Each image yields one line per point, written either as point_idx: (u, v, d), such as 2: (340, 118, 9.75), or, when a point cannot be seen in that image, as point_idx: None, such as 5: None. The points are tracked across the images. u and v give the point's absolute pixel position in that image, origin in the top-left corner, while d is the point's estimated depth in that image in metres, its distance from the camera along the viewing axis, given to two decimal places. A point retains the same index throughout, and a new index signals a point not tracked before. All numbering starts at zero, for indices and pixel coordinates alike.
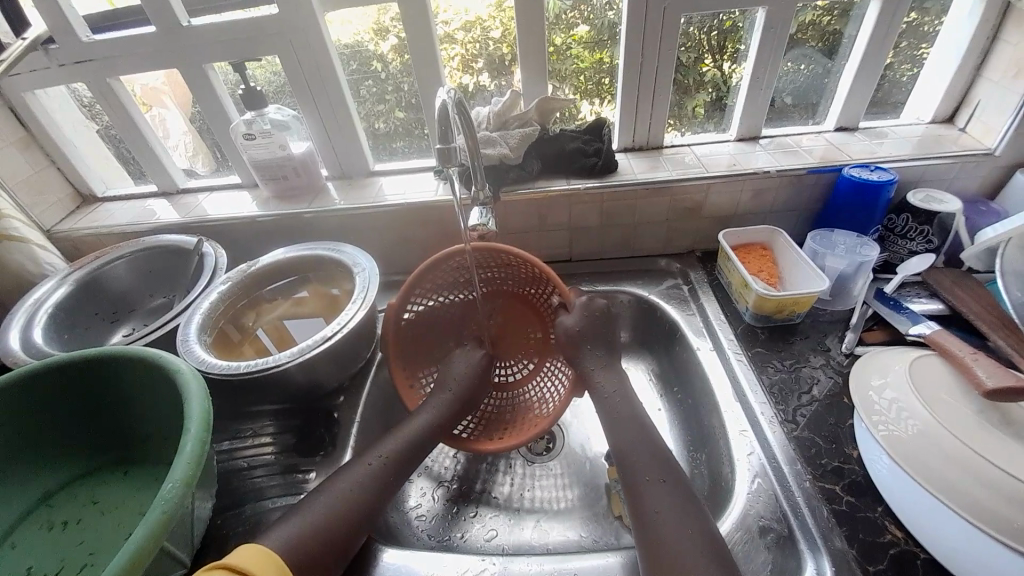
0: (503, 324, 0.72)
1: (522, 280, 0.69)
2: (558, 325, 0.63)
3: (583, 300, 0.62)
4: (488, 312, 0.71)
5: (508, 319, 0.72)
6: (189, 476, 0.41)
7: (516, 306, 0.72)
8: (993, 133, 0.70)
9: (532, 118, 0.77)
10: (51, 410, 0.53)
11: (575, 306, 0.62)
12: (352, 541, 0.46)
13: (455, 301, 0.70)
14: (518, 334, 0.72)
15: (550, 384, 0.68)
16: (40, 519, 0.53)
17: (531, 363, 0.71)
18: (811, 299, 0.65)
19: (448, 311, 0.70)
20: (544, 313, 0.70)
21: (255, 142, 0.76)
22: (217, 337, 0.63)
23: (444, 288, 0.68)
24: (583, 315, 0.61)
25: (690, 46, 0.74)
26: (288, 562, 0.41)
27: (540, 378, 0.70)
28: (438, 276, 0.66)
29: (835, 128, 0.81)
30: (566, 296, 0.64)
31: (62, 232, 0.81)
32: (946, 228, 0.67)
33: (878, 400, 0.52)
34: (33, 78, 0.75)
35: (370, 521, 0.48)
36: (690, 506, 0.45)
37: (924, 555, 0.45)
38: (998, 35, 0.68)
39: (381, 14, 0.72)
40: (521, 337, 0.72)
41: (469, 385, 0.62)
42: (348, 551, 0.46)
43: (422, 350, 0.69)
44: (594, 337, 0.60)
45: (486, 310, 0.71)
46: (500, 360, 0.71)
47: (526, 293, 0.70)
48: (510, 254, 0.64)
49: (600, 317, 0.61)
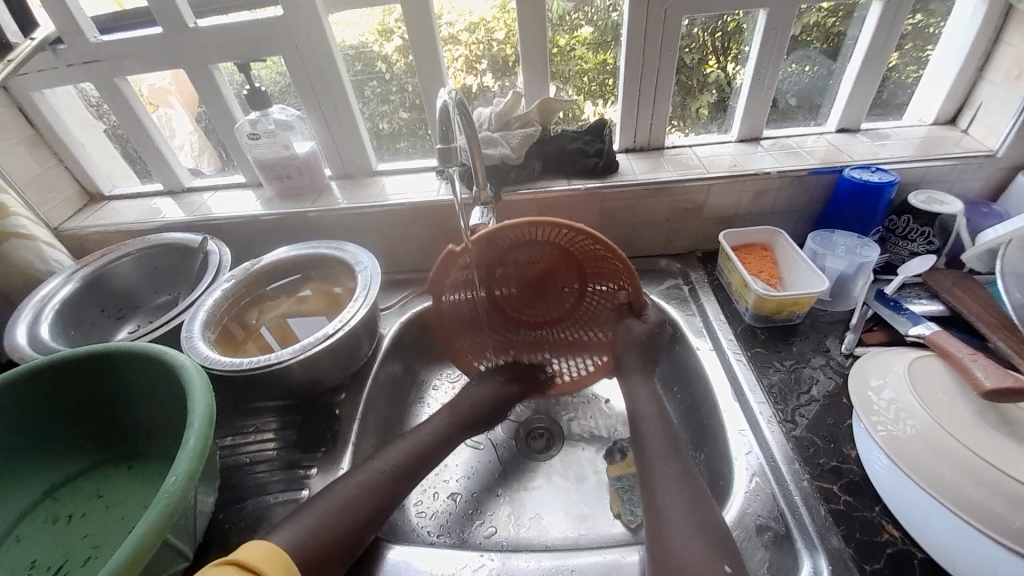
0: (545, 288, 0.69)
1: (577, 257, 0.66)
2: (624, 325, 0.65)
3: (657, 316, 0.65)
4: (530, 258, 0.66)
5: (552, 284, 0.69)
6: (191, 470, 0.41)
7: (565, 275, 0.68)
8: (995, 134, 0.70)
9: (533, 119, 0.77)
10: (57, 405, 0.54)
11: (649, 317, 0.64)
12: (361, 540, 0.48)
13: (500, 275, 0.67)
14: (556, 300, 0.71)
15: (580, 344, 0.72)
16: (45, 512, 0.54)
17: (566, 332, 0.72)
18: (811, 299, 0.65)
19: (491, 282, 0.68)
20: (591, 273, 0.67)
21: (260, 142, 0.77)
22: (222, 334, 0.63)
23: (491, 263, 0.65)
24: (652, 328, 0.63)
25: (693, 47, 0.75)
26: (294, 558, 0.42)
27: (561, 335, 0.72)
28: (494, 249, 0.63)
29: (836, 129, 0.81)
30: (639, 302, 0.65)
31: (69, 230, 0.82)
32: (947, 229, 0.67)
33: (877, 401, 0.52)
34: (41, 77, 0.76)
35: (379, 522, 0.49)
36: (686, 510, 0.45)
37: (921, 555, 0.45)
38: (1001, 37, 0.68)
39: (386, 15, 0.73)
40: (554, 285, 0.69)
41: (478, 412, 0.64)
42: (354, 552, 0.47)
43: (459, 314, 0.70)
44: (650, 352, 0.63)
45: (521, 263, 0.66)
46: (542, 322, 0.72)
47: (574, 254, 0.65)
48: (595, 239, 0.59)
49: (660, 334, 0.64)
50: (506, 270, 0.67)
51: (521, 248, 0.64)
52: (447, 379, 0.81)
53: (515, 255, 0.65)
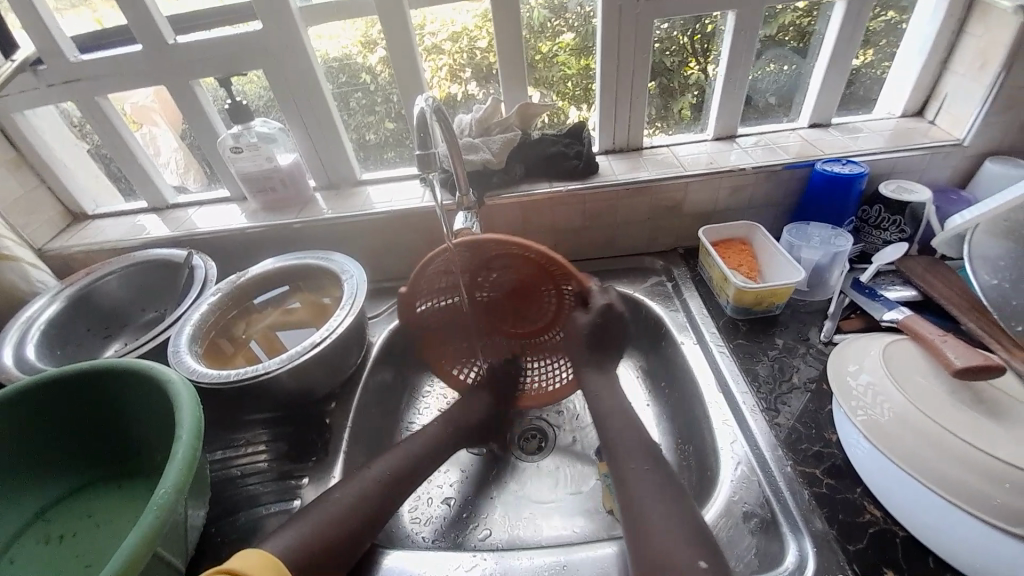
0: (521, 296, 0.68)
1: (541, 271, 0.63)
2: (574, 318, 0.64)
3: (603, 301, 0.62)
4: (505, 269, 0.64)
5: (527, 292, 0.68)
6: (181, 482, 0.42)
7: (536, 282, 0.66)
8: (962, 123, 0.72)
9: (514, 124, 0.78)
10: (46, 425, 0.54)
11: (595, 305, 0.62)
12: (360, 543, 0.48)
13: (473, 287, 0.67)
14: (532, 307, 0.69)
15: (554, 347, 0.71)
16: (37, 532, 0.53)
17: (544, 339, 0.71)
18: (788, 291, 0.66)
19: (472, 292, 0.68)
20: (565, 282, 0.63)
21: (242, 155, 0.77)
22: (209, 348, 0.63)
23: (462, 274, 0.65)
24: (596, 320, 0.61)
25: (672, 50, 0.77)
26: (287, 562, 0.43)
27: (538, 340, 0.72)
28: (461, 260, 0.63)
29: (809, 124, 0.83)
30: (588, 290, 0.63)
31: (53, 250, 0.82)
32: (918, 217, 0.68)
33: (855, 385, 0.53)
34: (23, 99, 0.76)
35: (375, 525, 0.50)
36: (672, 501, 0.46)
37: (902, 533, 0.46)
38: (963, 29, 0.71)
39: (368, 27, 0.74)
40: (535, 289, 0.67)
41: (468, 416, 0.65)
42: (349, 558, 0.47)
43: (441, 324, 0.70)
44: (603, 340, 0.62)
45: (496, 274, 0.65)
46: (524, 327, 0.71)
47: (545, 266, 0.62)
48: (542, 253, 0.58)
49: (616, 325, 0.62)
50: (479, 282, 0.66)
51: (497, 259, 0.63)
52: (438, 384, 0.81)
53: (485, 265, 0.64)
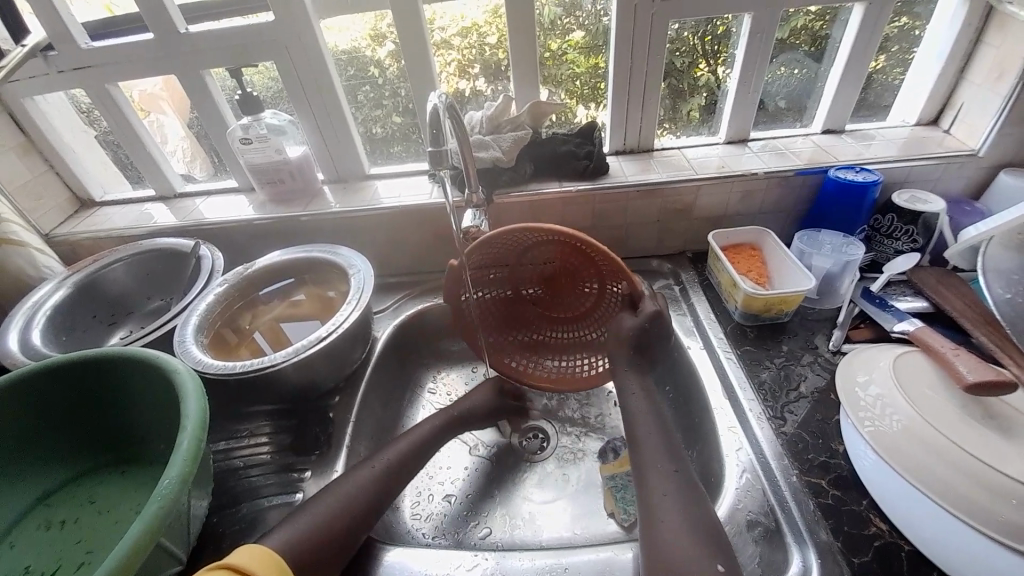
0: (559, 284, 0.69)
1: (580, 259, 0.64)
2: (619, 319, 0.62)
3: (653, 307, 0.59)
4: (542, 257, 0.65)
5: (566, 280, 0.68)
6: (186, 473, 0.42)
7: (575, 270, 0.66)
8: (977, 134, 0.72)
9: (524, 122, 0.78)
10: (50, 411, 0.54)
11: (644, 311, 0.60)
12: (357, 538, 0.48)
13: (511, 273, 0.68)
14: (569, 297, 0.70)
15: (592, 342, 0.69)
16: (39, 518, 0.53)
17: (580, 331, 0.71)
18: (798, 298, 0.66)
19: (510, 277, 0.69)
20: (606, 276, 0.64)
21: (251, 146, 0.77)
22: (214, 339, 0.63)
23: (499, 261, 0.66)
24: (644, 324, 0.59)
25: (684, 51, 0.76)
26: (284, 559, 0.42)
27: (577, 332, 0.71)
28: (497, 249, 0.64)
29: (822, 130, 0.82)
30: (639, 292, 0.61)
31: (60, 236, 0.82)
32: (930, 227, 0.68)
33: (863, 396, 0.53)
34: (32, 84, 0.76)
35: (371, 520, 0.49)
36: (678, 504, 0.46)
37: (908, 547, 0.46)
38: (981, 39, 0.70)
39: (378, 20, 0.74)
40: (575, 279, 0.68)
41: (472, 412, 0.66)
42: (348, 554, 0.47)
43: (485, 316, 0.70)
44: (647, 345, 0.60)
45: (534, 261, 0.66)
46: (562, 319, 0.71)
47: (590, 254, 0.61)
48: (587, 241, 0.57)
49: (664, 331, 0.59)
50: (517, 268, 0.68)
51: (534, 247, 0.64)
52: (443, 382, 0.81)
53: (524, 252, 0.65)
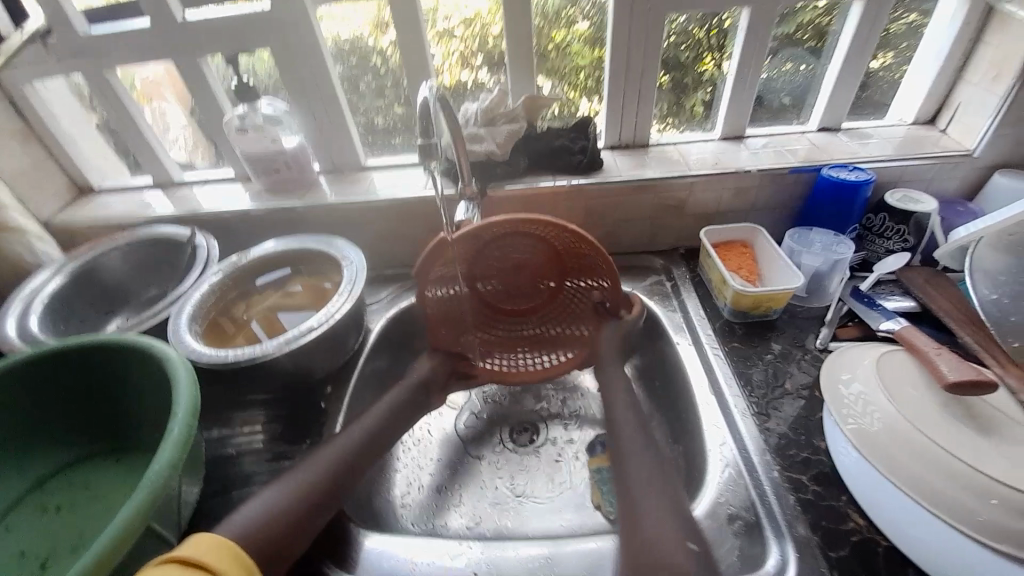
0: (522, 281, 0.71)
1: (558, 255, 0.69)
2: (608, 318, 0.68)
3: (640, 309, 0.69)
4: (514, 253, 0.68)
5: (529, 276, 0.71)
6: (176, 458, 0.43)
7: (541, 267, 0.70)
8: (973, 134, 0.72)
9: (520, 115, 0.76)
10: (46, 396, 0.55)
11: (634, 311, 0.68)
12: (325, 512, 0.49)
13: (475, 268, 0.68)
14: (526, 293, 0.72)
15: (546, 339, 0.72)
16: (36, 501, 0.55)
17: (533, 329, 0.73)
18: (786, 296, 0.66)
19: (473, 271, 0.69)
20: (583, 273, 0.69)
21: (247, 136, 0.77)
22: (210, 327, 0.64)
23: (473, 253, 0.66)
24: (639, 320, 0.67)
25: (688, 45, 0.76)
26: (251, 535, 0.42)
27: (529, 330, 0.73)
28: (483, 241, 0.64)
29: (818, 128, 0.81)
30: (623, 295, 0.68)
31: (58, 223, 0.83)
32: (922, 228, 0.68)
33: (846, 394, 0.53)
34: (31, 70, 0.76)
35: (338, 495, 0.50)
36: (658, 498, 0.47)
37: (885, 543, 0.47)
38: (980, 38, 0.70)
39: (380, 9, 0.74)
40: (538, 276, 0.71)
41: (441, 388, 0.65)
42: (316, 527, 0.47)
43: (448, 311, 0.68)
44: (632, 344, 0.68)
45: (505, 256, 0.68)
46: (516, 316, 0.73)
47: (573, 252, 0.67)
48: (580, 236, 0.62)
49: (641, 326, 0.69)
50: (484, 262, 0.68)
51: (514, 241, 0.66)
52: None
53: (499, 246, 0.66)
